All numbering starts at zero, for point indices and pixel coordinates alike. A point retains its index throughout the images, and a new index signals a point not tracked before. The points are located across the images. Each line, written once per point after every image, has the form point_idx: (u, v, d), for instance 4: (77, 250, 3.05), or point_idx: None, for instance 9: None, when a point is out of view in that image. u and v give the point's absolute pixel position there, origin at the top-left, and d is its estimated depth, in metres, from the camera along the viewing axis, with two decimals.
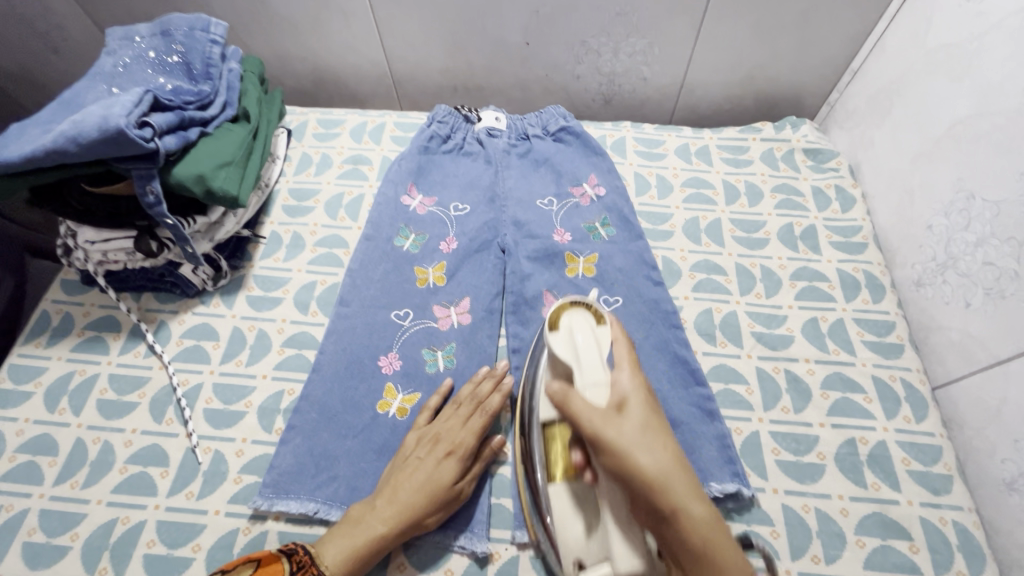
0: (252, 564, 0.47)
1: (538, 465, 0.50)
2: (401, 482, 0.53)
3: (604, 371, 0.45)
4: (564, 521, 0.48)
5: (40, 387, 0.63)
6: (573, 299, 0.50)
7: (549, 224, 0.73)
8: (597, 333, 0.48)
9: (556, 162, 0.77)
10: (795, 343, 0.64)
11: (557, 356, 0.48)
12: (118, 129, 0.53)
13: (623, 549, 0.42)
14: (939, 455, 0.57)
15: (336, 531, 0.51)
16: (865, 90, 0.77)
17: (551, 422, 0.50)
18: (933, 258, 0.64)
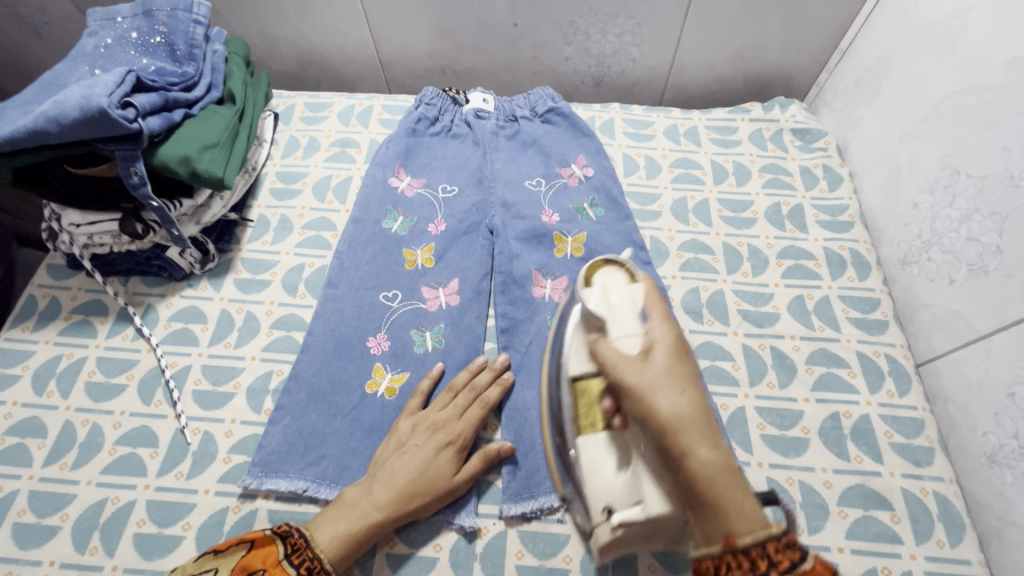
0: (247, 544, 0.48)
1: (569, 417, 0.49)
2: (396, 469, 0.53)
3: (637, 324, 0.47)
4: (593, 471, 0.46)
5: (27, 370, 0.63)
6: (608, 258, 0.53)
7: (539, 206, 0.73)
8: (631, 289, 0.50)
9: (545, 145, 0.77)
10: (782, 321, 0.65)
11: (592, 310, 0.49)
12: (101, 109, 0.52)
13: (657, 485, 0.43)
14: (921, 428, 0.58)
15: (329, 513, 0.51)
16: (852, 70, 0.77)
17: (581, 376, 0.50)
18: (918, 235, 0.64)
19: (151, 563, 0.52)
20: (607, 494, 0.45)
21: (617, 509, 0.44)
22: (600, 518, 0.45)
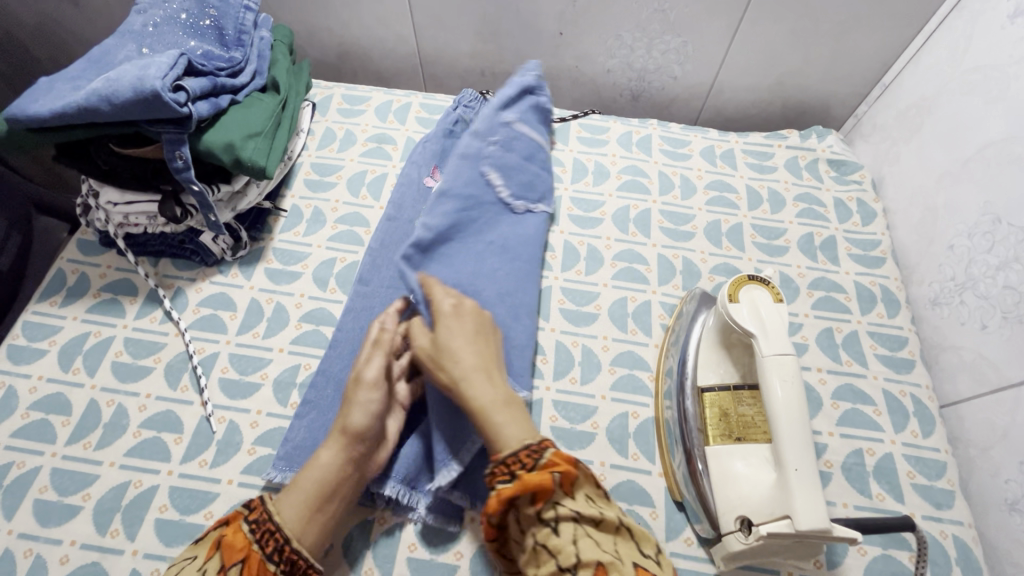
0: (223, 541, 0.43)
1: (695, 426, 0.55)
2: (353, 426, 0.49)
3: (789, 344, 0.50)
4: (726, 482, 0.51)
5: (54, 345, 0.63)
6: (750, 275, 0.55)
7: (540, 203, 0.72)
8: (780, 308, 0.52)
9: (532, 133, 0.74)
10: (810, 352, 0.65)
11: (743, 325, 0.52)
12: (153, 91, 0.52)
13: (805, 502, 0.44)
14: (943, 470, 0.58)
15: (296, 488, 0.48)
16: (894, 106, 0.77)
17: (708, 388, 0.56)
18: (951, 277, 0.64)
19: (171, 550, 0.52)
20: (744, 506, 0.49)
21: (756, 521, 0.47)
22: (735, 526, 0.49)
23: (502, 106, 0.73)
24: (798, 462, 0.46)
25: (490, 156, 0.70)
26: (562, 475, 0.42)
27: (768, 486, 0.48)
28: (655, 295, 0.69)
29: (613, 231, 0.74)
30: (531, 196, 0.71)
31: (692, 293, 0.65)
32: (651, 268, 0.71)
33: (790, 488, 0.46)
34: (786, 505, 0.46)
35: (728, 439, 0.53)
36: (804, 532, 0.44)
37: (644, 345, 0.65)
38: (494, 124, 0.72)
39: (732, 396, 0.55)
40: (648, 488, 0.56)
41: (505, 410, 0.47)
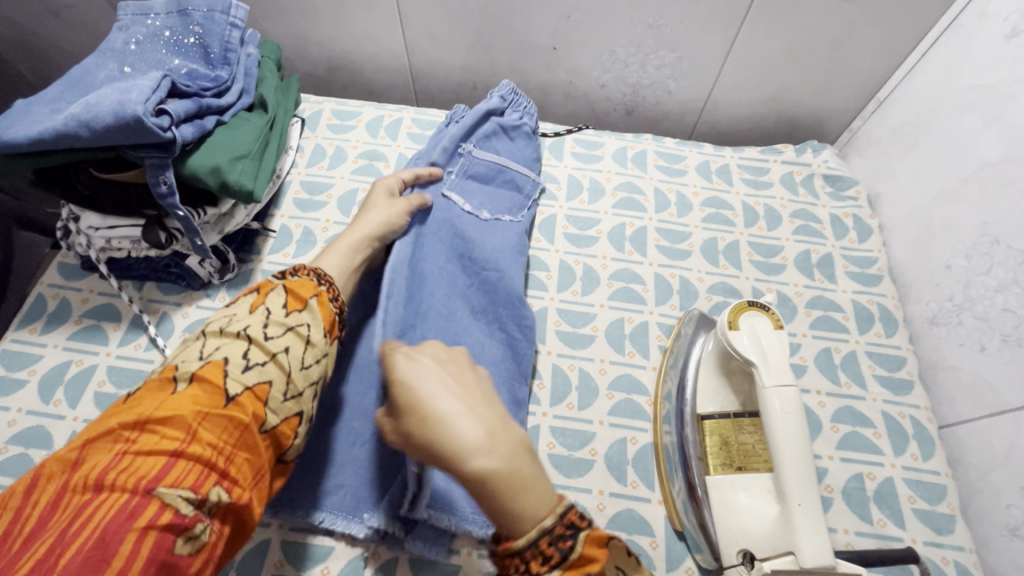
0: (281, 287, 0.48)
1: (695, 454, 0.54)
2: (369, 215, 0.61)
3: (791, 375, 0.49)
4: (728, 514, 0.50)
5: (34, 375, 0.60)
6: (750, 301, 0.54)
7: (508, 216, 0.71)
8: (781, 335, 0.51)
9: (494, 154, 0.73)
10: (808, 373, 0.64)
11: (744, 353, 0.51)
12: (135, 117, 0.50)
13: (810, 538, 0.44)
14: (943, 494, 0.57)
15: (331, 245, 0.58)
16: (889, 121, 0.77)
17: (707, 415, 0.55)
18: (949, 297, 0.64)
19: None
20: (746, 539, 0.48)
21: (759, 555, 0.47)
22: (737, 559, 0.48)
23: (465, 134, 0.72)
24: (801, 496, 0.45)
25: (450, 181, 0.69)
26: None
27: (771, 519, 0.47)
28: (652, 316, 0.68)
29: (609, 250, 0.73)
30: (499, 211, 0.71)
31: (690, 314, 0.64)
32: (648, 287, 0.70)
33: (794, 522, 0.45)
34: (789, 540, 0.45)
35: (728, 469, 0.52)
36: (808, 569, 0.43)
37: (642, 367, 0.64)
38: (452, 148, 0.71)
39: (732, 424, 0.54)
40: (648, 517, 0.55)
41: (525, 460, 0.38)
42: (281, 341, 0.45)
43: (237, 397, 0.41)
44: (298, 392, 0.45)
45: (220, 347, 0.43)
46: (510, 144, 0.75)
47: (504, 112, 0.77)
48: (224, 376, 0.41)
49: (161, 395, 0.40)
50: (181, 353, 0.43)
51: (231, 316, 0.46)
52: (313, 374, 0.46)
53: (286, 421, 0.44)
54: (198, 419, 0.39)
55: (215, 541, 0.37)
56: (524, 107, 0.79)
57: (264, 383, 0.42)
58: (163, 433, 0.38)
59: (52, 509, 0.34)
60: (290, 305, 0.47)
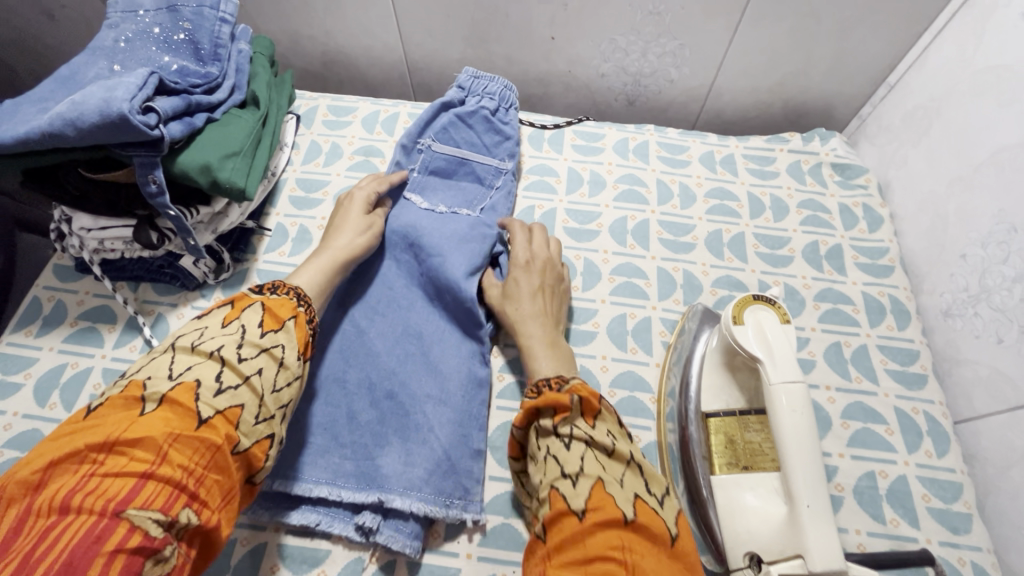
0: (259, 305, 0.48)
1: (700, 453, 0.52)
2: (338, 235, 0.62)
3: (798, 371, 0.47)
4: (734, 515, 0.48)
5: (29, 379, 0.60)
6: (755, 294, 0.52)
7: (467, 211, 0.70)
8: (788, 330, 0.49)
9: (454, 146, 0.73)
10: (817, 368, 0.62)
11: (749, 349, 0.49)
12: (120, 114, 0.49)
13: (818, 540, 0.42)
14: (959, 492, 0.55)
15: (305, 264, 0.58)
16: (900, 106, 0.74)
17: (712, 413, 0.53)
18: (965, 288, 0.62)
19: None
20: (753, 542, 0.46)
21: (766, 558, 0.45)
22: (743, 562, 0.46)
23: (422, 128, 0.73)
24: (809, 497, 0.43)
25: (411, 179, 0.72)
26: (580, 399, 0.47)
27: (778, 522, 0.46)
28: (655, 311, 0.66)
29: (610, 244, 0.71)
30: (458, 206, 0.71)
31: (694, 309, 0.63)
32: (651, 282, 0.68)
33: (801, 525, 0.43)
34: (797, 543, 0.43)
35: (734, 469, 0.50)
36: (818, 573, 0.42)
37: (645, 364, 0.62)
38: (412, 146, 0.73)
39: (738, 422, 0.53)
40: None
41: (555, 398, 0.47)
42: (254, 363, 0.44)
43: (210, 420, 0.40)
44: (270, 414, 0.44)
45: (191, 367, 0.42)
46: (470, 132, 0.74)
47: (463, 102, 0.76)
48: (195, 398, 0.40)
49: (129, 417, 0.38)
50: (148, 369, 0.42)
51: (203, 332, 0.45)
52: (283, 398, 0.45)
53: (257, 444, 0.43)
54: (169, 441, 0.38)
55: (179, 564, 0.36)
56: (487, 89, 0.77)
57: (236, 407, 0.42)
58: (131, 456, 0.37)
59: (16, 532, 0.33)
60: (267, 325, 0.47)
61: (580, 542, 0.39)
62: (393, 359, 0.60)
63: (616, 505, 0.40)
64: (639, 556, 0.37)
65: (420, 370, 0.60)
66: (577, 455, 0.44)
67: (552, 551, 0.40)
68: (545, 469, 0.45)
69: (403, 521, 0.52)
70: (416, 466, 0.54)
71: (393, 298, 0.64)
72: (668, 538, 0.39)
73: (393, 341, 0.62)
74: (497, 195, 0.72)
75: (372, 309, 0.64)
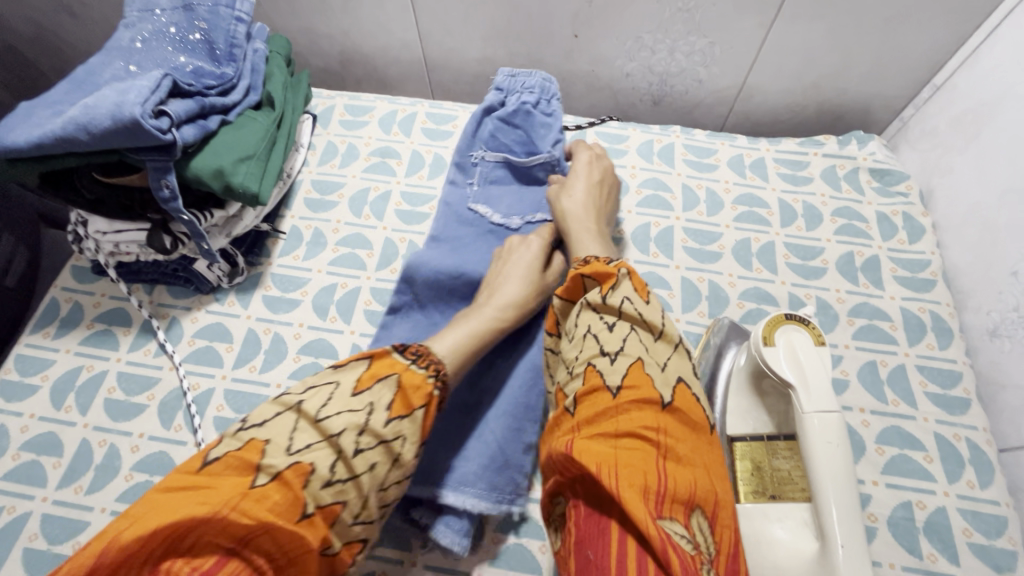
0: (394, 379, 0.43)
1: None
2: (506, 287, 0.57)
3: (833, 399, 0.44)
4: (761, 547, 0.45)
5: (46, 381, 0.60)
6: (787, 313, 0.48)
7: (540, 213, 0.68)
8: (822, 354, 0.46)
9: (505, 151, 0.70)
10: (851, 389, 0.59)
11: (781, 373, 0.46)
12: (132, 119, 0.48)
13: None
14: (1003, 527, 0.52)
15: (456, 323, 0.54)
16: (947, 109, 0.70)
17: (738, 437, 0.51)
18: (1014, 307, 0.58)
19: None
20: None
21: None
22: None
23: (470, 141, 0.71)
24: (845, 537, 0.40)
25: (473, 193, 0.69)
26: (630, 274, 0.47)
27: (808, 559, 0.43)
28: (678, 325, 0.63)
29: (633, 252, 0.69)
30: (528, 209, 0.69)
31: (720, 322, 0.59)
32: (674, 292, 0.66)
33: (835, 566, 0.40)
34: None
35: (759, 499, 0.48)
36: None
37: None
38: (465, 160, 0.70)
39: (765, 447, 0.50)
40: None
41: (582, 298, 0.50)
42: (369, 458, 0.40)
43: (311, 515, 0.37)
44: (370, 515, 0.41)
45: (310, 445, 0.38)
46: (519, 134, 0.71)
47: (503, 102, 0.72)
48: (307, 479, 0.37)
49: (240, 485, 0.35)
50: (270, 428, 0.39)
51: (331, 393, 0.41)
52: (385, 496, 0.42)
53: (347, 545, 0.40)
54: (267, 525, 0.34)
55: None
56: (524, 85, 0.72)
57: (339, 503, 0.38)
58: (228, 532, 0.33)
59: None
60: (395, 409, 0.42)
61: (614, 415, 0.39)
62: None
63: (655, 387, 0.40)
64: (675, 439, 0.38)
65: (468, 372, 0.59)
66: (619, 336, 0.43)
67: (581, 423, 0.39)
68: (582, 346, 0.44)
69: (459, 518, 0.51)
70: (470, 461, 0.53)
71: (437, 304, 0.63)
72: (701, 422, 0.40)
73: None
74: None
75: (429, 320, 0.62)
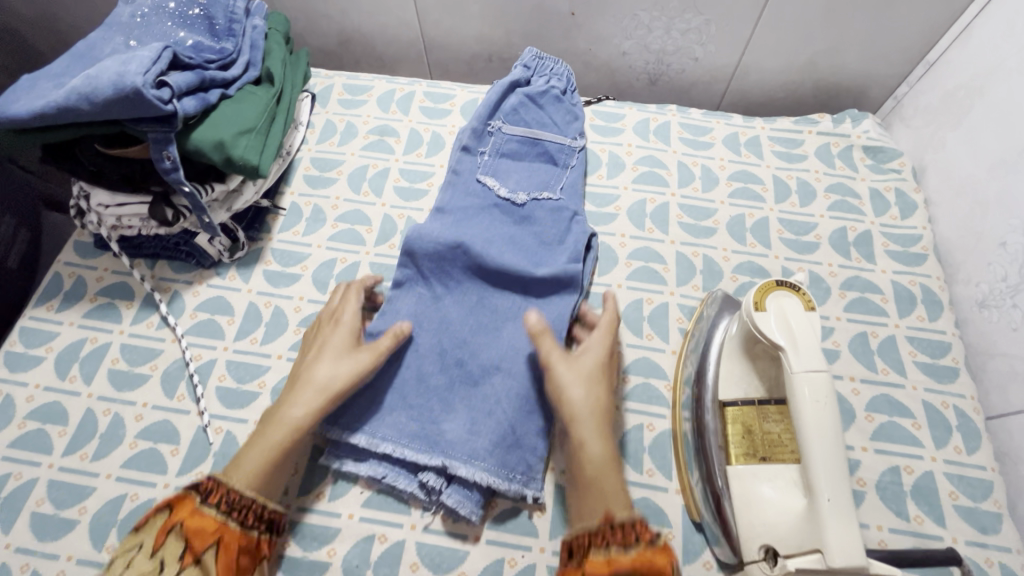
0: (178, 527, 0.42)
1: (715, 442, 0.51)
2: (316, 372, 0.51)
3: (822, 359, 0.45)
4: (751, 506, 0.47)
5: (51, 352, 0.61)
6: (779, 279, 0.49)
7: (546, 192, 0.68)
8: (812, 317, 0.47)
9: (524, 126, 0.72)
10: (842, 359, 0.60)
11: (771, 336, 0.47)
12: (134, 88, 0.49)
13: (838, 536, 0.40)
14: (989, 491, 0.53)
15: (253, 435, 0.48)
16: (940, 85, 0.70)
17: (730, 402, 0.52)
18: (1003, 278, 0.59)
19: None
20: (769, 534, 0.45)
21: (783, 552, 0.44)
22: (758, 556, 0.45)
23: (491, 111, 0.72)
24: (831, 491, 0.41)
25: (482, 163, 0.70)
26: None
27: (797, 515, 0.44)
28: (673, 297, 0.64)
29: (628, 227, 0.69)
30: (535, 186, 0.69)
31: (714, 296, 0.61)
32: (669, 267, 0.66)
33: (821, 519, 0.41)
34: (816, 537, 0.41)
35: (751, 461, 0.49)
36: (836, 569, 0.40)
37: (661, 351, 0.61)
38: (482, 129, 0.71)
39: (756, 411, 0.51)
40: (664, 507, 0.53)
41: (613, 474, 0.46)
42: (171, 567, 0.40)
43: None
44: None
45: None
46: (540, 112, 0.73)
47: (529, 82, 0.76)
48: None
49: None
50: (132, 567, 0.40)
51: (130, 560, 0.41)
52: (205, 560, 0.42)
53: None
54: None
55: None
56: (552, 72, 0.77)
57: None
58: None
59: None
60: (184, 559, 0.41)
61: None
62: (472, 341, 0.59)
63: None
64: None
65: (492, 345, 0.59)
66: None
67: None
68: None
69: (468, 489, 0.52)
70: (481, 436, 0.54)
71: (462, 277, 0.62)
72: None
73: (474, 327, 0.60)
74: (572, 175, 0.71)
75: (450, 294, 0.62)
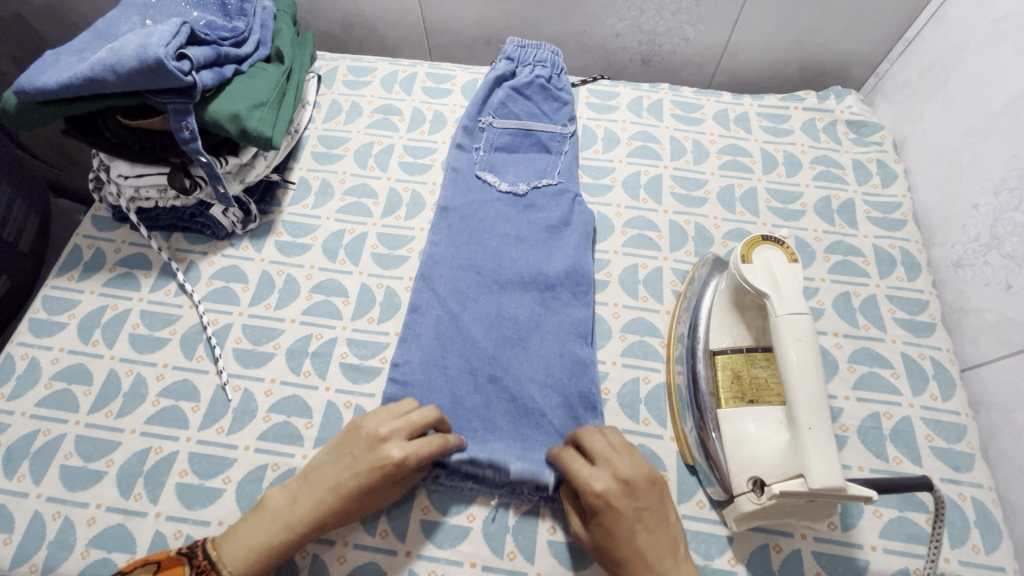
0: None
1: (707, 389, 0.54)
2: (321, 479, 0.49)
3: (804, 304, 0.48)
4: (739, 444, 0.50)
5: (73, 319, 0.64)
6: (764, 235, 0.53)
7: (545, 179, 0.72)
8: (794, 268, 0.51)
9: (515, 119, 0.76)
10: (825, 316, 0.64)
11: (758, 285, 0.51)
12: (157, 59, 0.52)
13: (819, 461, 0.44)
14: (963, 433, 0.57)
15: (245, 522, 0.49)
16: (917, 61, 0.74)
17: (720, 351, 0.55)
18: (975, 238, 0.62)
19: (192, 513, 0.53)
20: (757, 467, 0.48)
21: (770, 481, 0.47)
22: (747, 488, 0.49)
23: (480, 108, 0.76)
24: (812, 421, 0.45)
25: (479, 158, 0.74)
26: None
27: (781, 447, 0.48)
28: (666, 262, 0.68)
29: (623, 198, 0.73)
30: (533, 175, 0.72)
31: (705, 258, 0.64)
32: (663, 234, 0.70)
33: (804, 447, 0.45)
34: (800, 464, 0.45)
35: (740, 403, 0.52)
36: (818, 490, 0.43)
37: (656, 312, 0.64)
38: (473, 126, 0.75)
39: (745, 358, 0.54)
40: (659, 453, 0.56)
41: None
42: None
43: None
44: None
45: None
46: (528, 104, 0.77)
47: (515, 74, 0.79)
48: None
49: None
50: None
51: None
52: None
53: None
54: None
55: None
56: (535, 57, 0.80)
57: None
58: None
59: None
60: None
61: None
62: (492, 343, 0.61)
63: None
64: None
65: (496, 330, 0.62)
66: None
67: None
68: None
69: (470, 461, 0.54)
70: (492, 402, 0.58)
71: (476, 274, 0.66)
72: None
73: (488, 327, 0.62)
74: (567, 159, 0.74)
75: (462, 294, 0.65)
